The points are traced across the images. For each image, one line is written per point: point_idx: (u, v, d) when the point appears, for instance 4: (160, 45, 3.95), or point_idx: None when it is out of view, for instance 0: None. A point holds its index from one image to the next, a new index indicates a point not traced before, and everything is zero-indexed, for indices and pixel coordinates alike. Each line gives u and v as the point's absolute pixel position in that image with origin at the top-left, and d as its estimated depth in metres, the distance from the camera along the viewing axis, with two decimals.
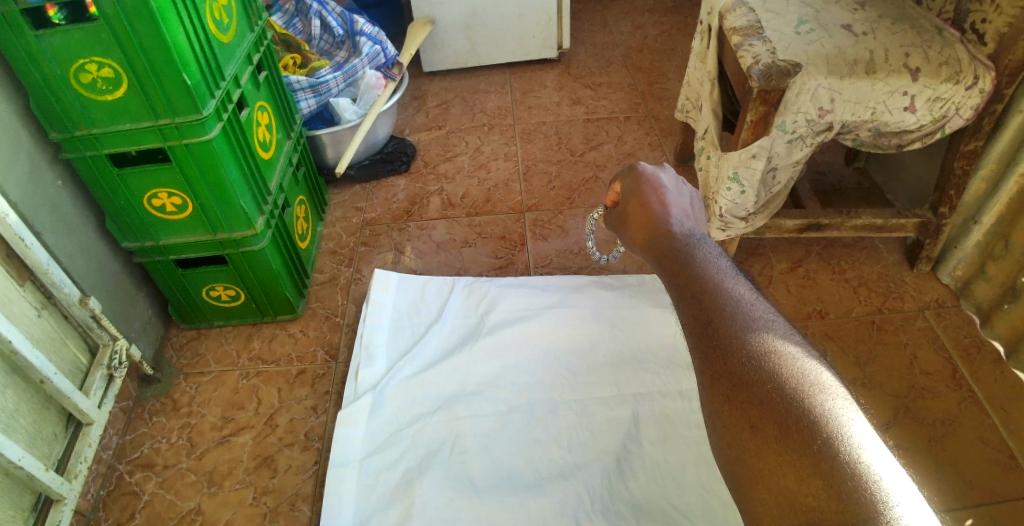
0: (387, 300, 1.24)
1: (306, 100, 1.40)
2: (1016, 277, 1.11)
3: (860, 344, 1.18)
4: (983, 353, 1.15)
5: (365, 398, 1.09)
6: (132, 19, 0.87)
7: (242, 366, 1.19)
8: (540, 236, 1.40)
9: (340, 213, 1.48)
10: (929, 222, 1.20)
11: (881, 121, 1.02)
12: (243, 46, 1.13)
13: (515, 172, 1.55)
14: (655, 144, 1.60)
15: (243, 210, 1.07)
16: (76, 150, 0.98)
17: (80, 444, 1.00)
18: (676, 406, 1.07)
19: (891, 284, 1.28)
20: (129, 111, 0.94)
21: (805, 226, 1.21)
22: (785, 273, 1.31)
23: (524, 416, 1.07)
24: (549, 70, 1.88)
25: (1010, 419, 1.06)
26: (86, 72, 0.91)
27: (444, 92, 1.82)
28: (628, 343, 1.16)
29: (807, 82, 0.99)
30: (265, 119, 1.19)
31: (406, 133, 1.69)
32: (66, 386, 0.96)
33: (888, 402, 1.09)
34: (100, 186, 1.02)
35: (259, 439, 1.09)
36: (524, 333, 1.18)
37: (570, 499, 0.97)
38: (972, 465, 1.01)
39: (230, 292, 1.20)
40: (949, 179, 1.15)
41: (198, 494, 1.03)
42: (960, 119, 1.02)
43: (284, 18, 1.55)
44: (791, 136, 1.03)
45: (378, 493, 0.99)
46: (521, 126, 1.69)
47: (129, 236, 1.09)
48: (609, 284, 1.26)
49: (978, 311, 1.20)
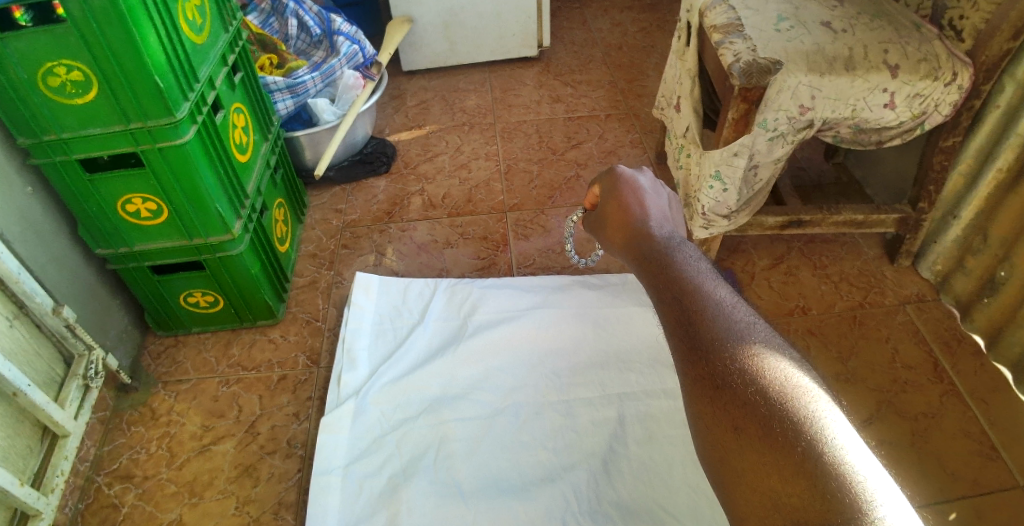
0: (368, 304, 1.22)
1: (283, 101, 1.38)
2: (996, 270, 1.12)
3: (843, 339, 1.19)
4: (963, 346, 1.16)
5: (347, 404, 1.07)
6: (100, 22, 0.85)
7: (221, 373, 1.17)
8: (522, 235, 1.39)
9: (320, 215, 1.46)
10: (908, 218, 1.21)
11: (861, 118, 1.02)
12: (217, 48, 1.10)
13: (496, 172, 1.54)
14: (636, 142, 1.60)
15: (219, 215, 1.05)
16: (46, 156, 0.95)
17: (56, 458, 0.97)
18: (662, 405, 1.07)
19: (871, 279, 1.28)
20: (100, 116, 0.92)
21: (787, 223, 1.21)
22: (768, 270, 1.32)
23: (509, 419, 1.06)
24: (529, 68, 1.87)
25: (990, 411, 1.07)
26: (54, 76, 0.88)
27: (423, 91, 1.80)
28: (612, 343, 1.16)
29: (787, 79, 0.99)
30: (241, 122, 1.17)
31: (385, 133, 1.67)
32: (40, 398, 0.93)
33: (872, 397, 1.10)
34: (71, 192, 0.99)
35: (241, 447, 1.07)
36: (507, 335, 1.17)
37: (557, 501, 0.97)
38: (955, 458, 1.02)
39: (208, 298, 1.17)
40: (928, 174, 1.15)
41: (179, 505, 1.01)
42: (938, 115, 1.03)
43: (259, 18, 1.51)
44: (772, 133, 1.03)
45: (363, 501, 0.98)
46: (501, 125, 1.68)
47: (103, 243, 1.07)
48: (591, 283, 1.26)
49: (957, 305, 1.21)
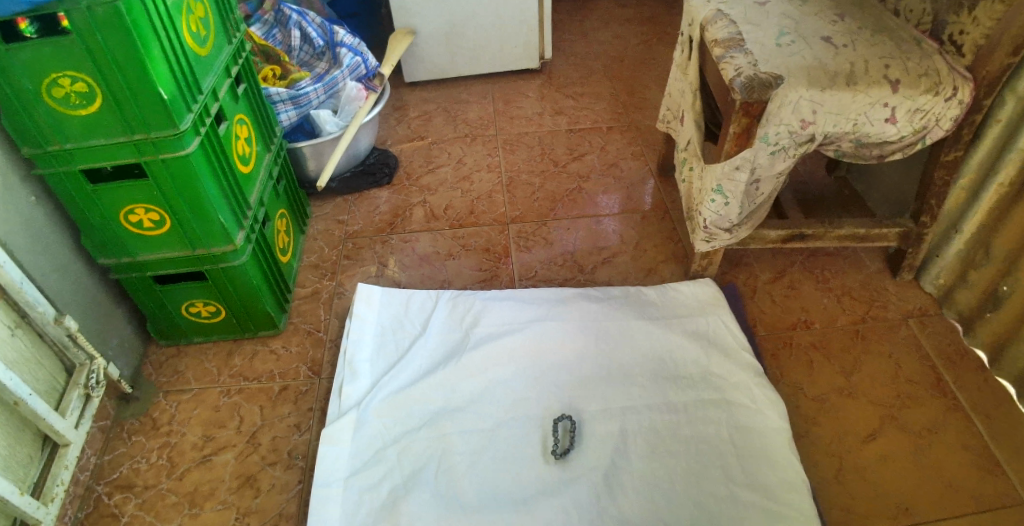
0: (370, 315, 1.22)
1: (286, 112, 1.39)
2: (998, 285, 1.12)
3: (845, 353, 1.19)
4: (966, 361, 1.16)
5: (348, 416, 1.07)
6: (105, 34, 0.86)
7: (223, 383, 1.17)
8: (523, 247, 1.39)
9: (323, 226, 1.46)
10: (910, 231, 1.21)
11: (863, 133, 1.03)
12: (221, 59, 1.11)
13: (498, 183, 1.55)
14: (637, 154, 1.61)
15: (222, 226, 1.06)
16: (50, 166, 0.96)
17: (56, 467, 0.97)
18: (664, 419, 1.07)
19: (874, 293, 1.28)
20: (104, 127, 0.93)
21: (788, 237, 1.21)
22: (769, 283, 1.32)
23: (510, 433, 1.06)
24: (531, 80, 1.88)
25: (993, 427, 1.07)
26: (59, 87, 0.89)
27: (426, 103, 1.81)
28: (615, 356, 1.16)
29: (789, 94, 0.99)
30: (244, 132, 1.18)
31: (388, 144, 1.68)
32: (41, 407, 0.93)
33: (874, 412, 1.10)
34: (74, 202, 1.00)
35: (242, 458, 1.07)
36: (509, 348, 1.17)
37: (559, 516, 0.97)
38: (957, 475, 1.02)
39: (210, 309, 1.18)
40: (929, 188, 1.15)
41: (180, 515, 1.01)
42: (939, 130, 1.03)
43: (262, 29, 1.54)
44: (773, 147, 1.04)
45: (363, 514, 0.97)
46: (503, 136, 1.69)
47: (105, 253, 1.07)
48: (593, 296, 1.26)
49: (960, 319, 1.21)
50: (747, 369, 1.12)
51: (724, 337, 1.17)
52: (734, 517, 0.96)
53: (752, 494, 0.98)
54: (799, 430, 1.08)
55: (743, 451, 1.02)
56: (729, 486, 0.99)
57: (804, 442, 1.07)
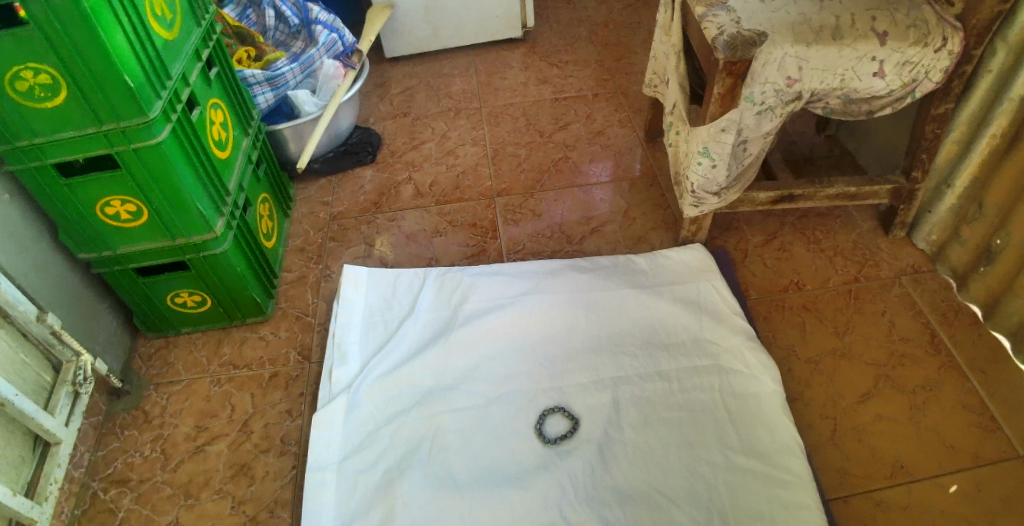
0: (358, 298, 1.20)
1: (263, 95, 1.36)
2: (992, 239, 1.10)
3: (838, 314, 1.17)
4: (960, 316, 1.15)
5: (339, 400, 1.06)
6: (65, 22, 0.83)
7: (213, 373, 1.16)
8: (511, 221, 1.38)
9: (307, 209, 1.44)
10: (902, 188, 1.18)
11: (851, 88, 0.99)
12: (189, 43, 1.08)
13: (483, 157, 1.52)
14: (624, 121, 1.58)
15: (200, 215, 1.04)
16: (20, 162, 0.94)
17: (50, 465, 0.97)
18: (656, 388, 1.06)
19: (866, 252, 1.27)
20: (72, 119, 0.90)
21: (778, 199, 1.19)
22: (761, 247, 1.30)
23: (502, 409, 1.05)
24: (514, 50, 1.83)
25: (989, 382, 1.06)
26: (22, 80, 0.86)
27: (408, 78, 1.78)
28: (605, 327, 1.14)
29: (773, 51, 0.96)
30: (219, 118, 1.15)
31: (371, 122, 1.65)
32: (30, 408, 0.93)
33: (868, 371, 1.09)
34: (48, 198, 0.98)
35: (235, 447, 1.07)
36: (499, 324, 1.15)
37: (553, 490, 0.96)
38: (952, 431, 1.02)
39: (196, 298, 1.16)
40: (920, 143, 1.12)
41: (176, 507, 1.01)
42: (929, 82, 0.99)
43: (235, 10, 1.49)
44: (760, 107, 1.00)
45: (357, 497, 0.97)
46: (487, 109, 1.65)
47: (85, 248, 1.05)
48: (583, 267, 1.24)
49: (954, 275, 1.19)
50: (739, 334, 1.10)
51: (716, 303, 1.16)
52: (730, 483, 0.96)
53: (747, 460, 0.97)
54: (793, 393, 1.08)
55: (738, 417, 1.02)
56: (724, 452, 0.98)
57: (799, 405, 1.06)
